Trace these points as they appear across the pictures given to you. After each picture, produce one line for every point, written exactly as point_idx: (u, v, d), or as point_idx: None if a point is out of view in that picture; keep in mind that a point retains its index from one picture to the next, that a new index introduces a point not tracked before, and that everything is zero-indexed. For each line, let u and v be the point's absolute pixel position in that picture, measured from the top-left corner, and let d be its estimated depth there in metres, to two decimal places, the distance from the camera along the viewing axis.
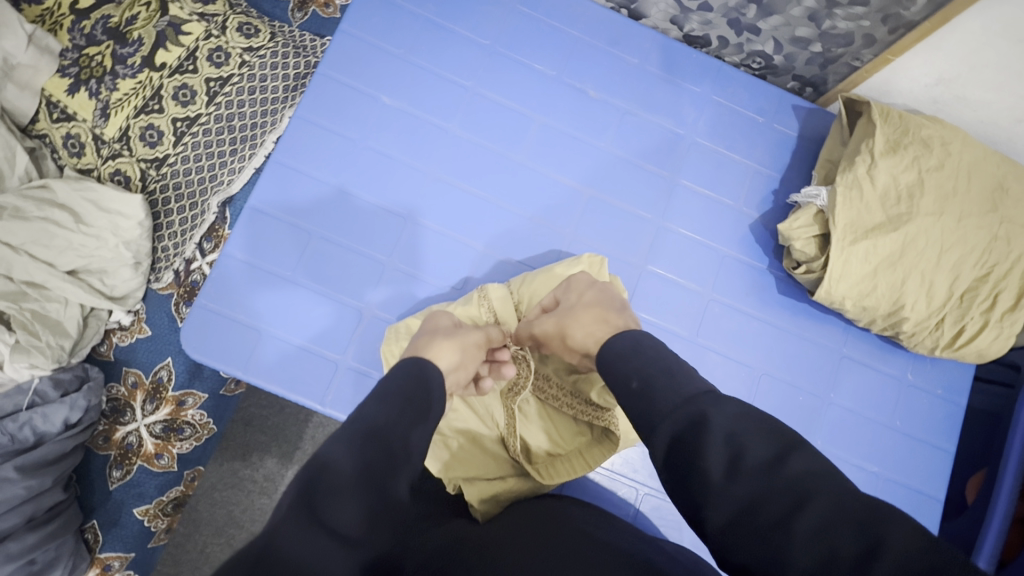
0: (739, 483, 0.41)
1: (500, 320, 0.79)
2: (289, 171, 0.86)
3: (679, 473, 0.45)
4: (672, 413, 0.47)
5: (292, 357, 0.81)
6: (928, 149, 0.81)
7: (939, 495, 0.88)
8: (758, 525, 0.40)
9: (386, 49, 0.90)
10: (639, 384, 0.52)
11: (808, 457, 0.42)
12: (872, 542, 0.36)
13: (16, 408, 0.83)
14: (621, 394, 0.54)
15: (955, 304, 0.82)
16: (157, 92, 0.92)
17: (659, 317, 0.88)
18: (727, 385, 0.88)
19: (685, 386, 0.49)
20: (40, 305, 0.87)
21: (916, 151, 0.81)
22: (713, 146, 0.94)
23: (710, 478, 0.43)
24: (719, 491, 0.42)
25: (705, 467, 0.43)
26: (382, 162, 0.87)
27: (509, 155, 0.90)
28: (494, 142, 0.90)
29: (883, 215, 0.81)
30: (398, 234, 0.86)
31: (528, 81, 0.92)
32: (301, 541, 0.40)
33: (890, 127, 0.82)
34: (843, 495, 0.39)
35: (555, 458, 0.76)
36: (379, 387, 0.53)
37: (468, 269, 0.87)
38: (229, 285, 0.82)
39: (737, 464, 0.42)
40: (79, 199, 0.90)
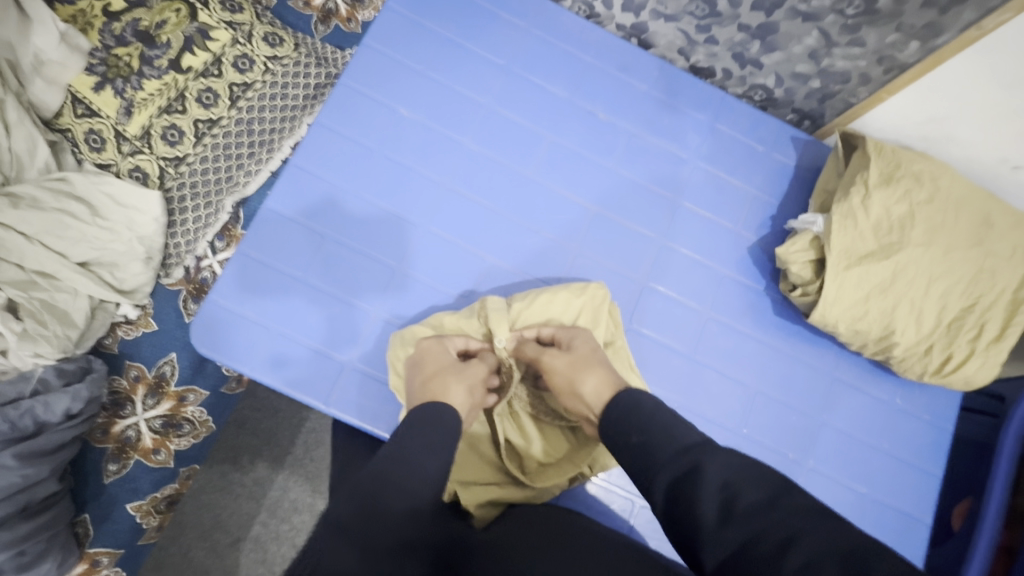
0: (731, 526, 0.43)
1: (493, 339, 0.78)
2: (304, 174, 0.88)
3: (678, 517, 0.47)
4: (672, 462, 0.51)
5: (300, 358, 0.83)
6: (919, 183, 0.85)
7: (925, 519, 0.90)
8: (752, 559, 0.41)
9: (405, 64, 0.94)
10: (639, 441, 0.56)
11: (798, 497, 0.44)
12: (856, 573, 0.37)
13: (18, 396, 0.83)
14: (624, 451, 0.57)
15: (944, 332, 0.86)
16: (181, 93, 0.95)
17: (658, 332, 0.91)
18: (723, 402, 0.90)
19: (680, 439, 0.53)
20: (49, 295, 0.88)
21: (908, 184, 0.85)
22: (715, 171, 0.98)
23: (704, 522, 0.45)
24: (712, 532, 0.44)
25: (698, 511, 0.46)
26: (396, 171, 0.90)
27: (520, 171, 0.93)
28: (506, 158, 0.93)
29: (875, 245, 0.84)
30: (407, 241, 0.89)
31: (541, 102, 0.96)
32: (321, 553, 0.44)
33: (883, 160, 0.86)
34: (829, 531, 0.41)
35: (544, 464, 0.78)
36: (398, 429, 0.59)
37: (476, 279, 0.89)
38: (241, 284, 0.84)
39: (728, 507, 0.45)
40: (97, 192, 0.92)
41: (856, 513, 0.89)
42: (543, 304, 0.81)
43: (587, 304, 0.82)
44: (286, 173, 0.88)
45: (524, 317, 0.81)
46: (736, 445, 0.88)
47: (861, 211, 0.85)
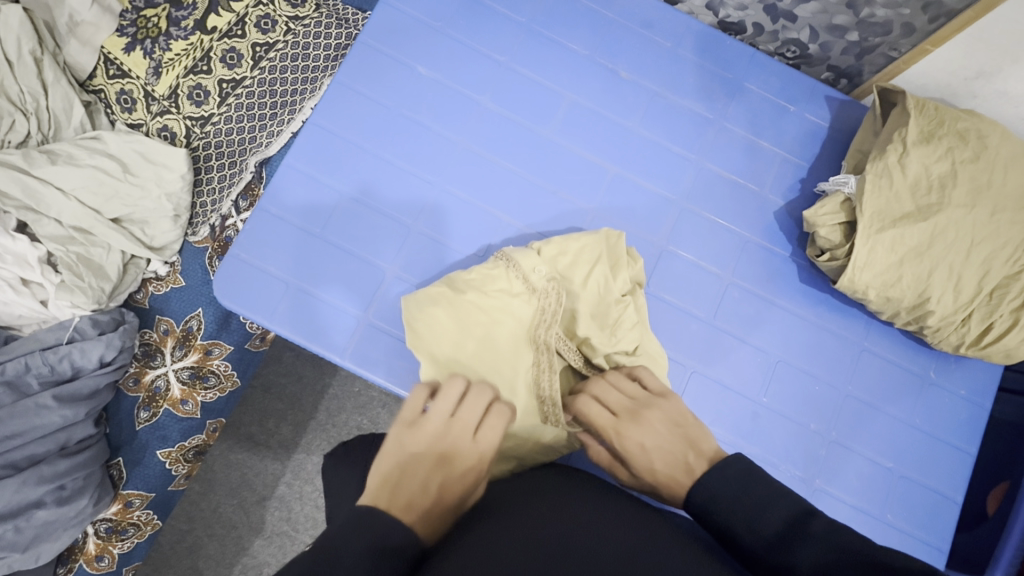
0: None
1: (519, 275, 0.77)
2: (324, 133, 0.89)
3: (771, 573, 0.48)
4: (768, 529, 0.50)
5: (316, 314, 0.84)
6: (963, 141, 0.80)
7: (956, 498, 0.86)
8: None
9: (424, 22, 0.93)
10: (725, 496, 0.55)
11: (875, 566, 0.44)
12: None
13: (58, 342, 0.90)
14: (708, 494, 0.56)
15: (984, 300, 0.81)
16: (207, 53, 0.97)
17: (676, 297, 0.89)
18: (745, 370, 0.87)
19: (763, 524, 0.51)
20: (85, 249, 0.92)
21: (951, 142, 0.80)
22: (743, 132, 0.94)
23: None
24: None
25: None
26: (413, 129, 0.90)
27: (538, 131, 0.92)
28: (525, 117, 0.92)
29: (909, 206, 0.80)
30: (423, 199, 0.89)
31: (561, 60, 0.94)
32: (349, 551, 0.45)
33: (925, 117, 0.81)
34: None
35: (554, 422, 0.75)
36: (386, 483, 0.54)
37: (492, 238, 0.88)
38: (260, 239, 0.85)
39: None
40: (128, 151, 0.95)
41: (880, 487, 0.86)
42: (563, 252, 0.78)
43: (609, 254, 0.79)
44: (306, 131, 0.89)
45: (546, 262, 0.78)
46: (754, 414, 0.86)
47: (897, 172, 0.80)
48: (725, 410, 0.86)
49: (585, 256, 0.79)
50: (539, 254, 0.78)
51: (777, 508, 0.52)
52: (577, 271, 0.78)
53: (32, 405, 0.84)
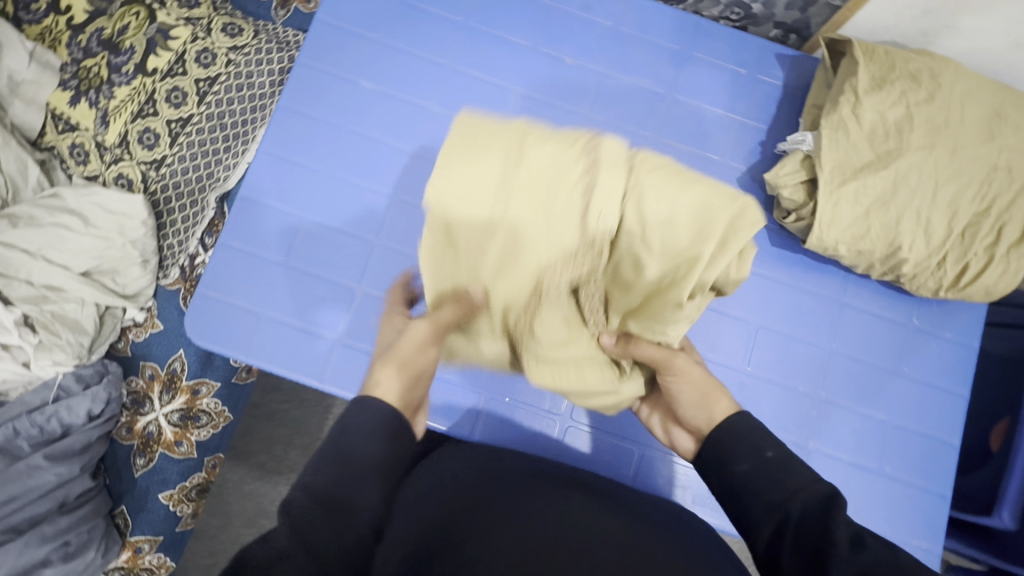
0: (861, 554, 0.48)
1: (583, 210, 0.53)
2: (277, 160, 0.88)
3: (805, 537, 0.51)
4: (804, 491, 0.54)
5: (288, 343, 0.84)
6: (916, 82, 0.78)
7: (954, 441, 0.86)
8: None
9: (362, 34, 0.92)
10: (774, 457, 0.58)
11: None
12: None
13: (44, 402, 0.91)
14: (751, 459, 0.59)
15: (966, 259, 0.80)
16: (153, 97, 0.97)
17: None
18: (724, 341, 0.87)
19: (802, 490, 0.54)
20: (58, 306, 0.92)
21: (904, 85, 0.78)
22: (695, 102, 0.93)
23: (836, 543, 0.49)
24: (844, 554, 0.48)
25: (827, 538, 0.49)
26: (365, 145, 0.89)
27: None
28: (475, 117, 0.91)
29: (866, 154, 0.78)
30: (380, 212, 0.88)
31: (503, 54, 0.93)
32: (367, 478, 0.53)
33: (875, 64, 0.80)
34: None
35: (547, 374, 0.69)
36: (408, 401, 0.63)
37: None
38: (227, 274, 0.85)
39: (857, 542, 0.49)
40: (88, 204, 0.95)
41: (876, 440, 0.85)
42: (660, 193, 0.52)
43: (712, 235, 0.52)
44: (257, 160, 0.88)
45: (631, 197, 0.53)
46: (741, 383, 0.85)
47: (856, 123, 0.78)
48: (709, 384, 0.85)
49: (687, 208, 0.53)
50: (627, 191, 0.52)
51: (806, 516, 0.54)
52: (655, 232, 0.53)
53: (24, 468, 0.84)
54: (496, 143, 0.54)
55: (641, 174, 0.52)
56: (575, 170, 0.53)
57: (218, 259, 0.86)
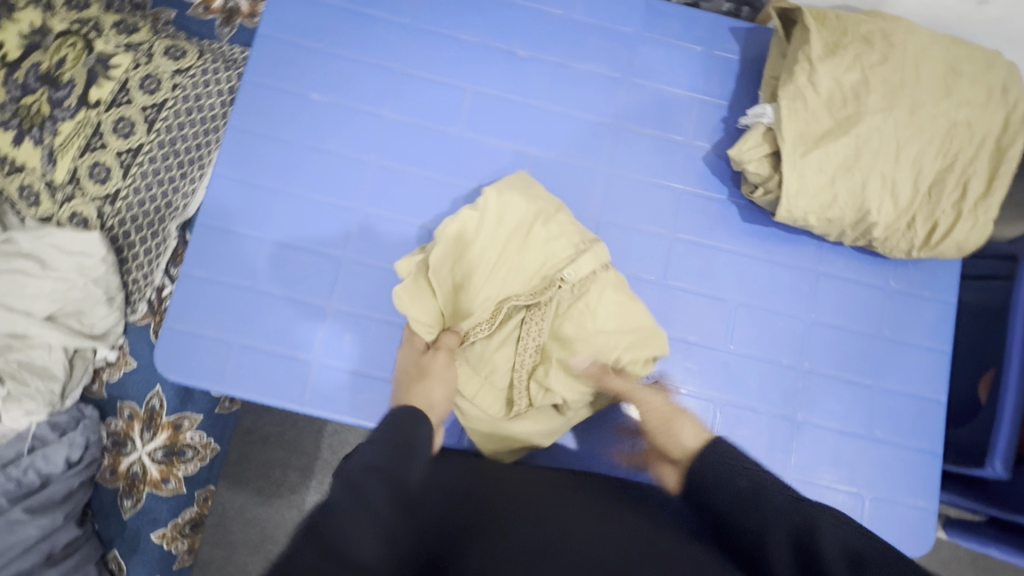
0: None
1: (565, 260, 0.76)
2: (234, 184, 0.86)
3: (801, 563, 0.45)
4: (782, 510, 0.50)
5: (265, 370, 0.82)
6: (869, 45, 0.78)
7: (941, 398, 0.86)
8: None
9: (310, 46, 0.90)
10: (746, 480, 0.55)
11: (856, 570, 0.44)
12: None
13: (19, 455, 0.88)
14: (724, 489, 0.55)
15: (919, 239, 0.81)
16: (99, 129, 0.94)
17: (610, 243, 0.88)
18: (704, 322, 0.86)
19: (782, 503, 0.51)
20: (24, 354, 0.89)
21: (857, 49, 0.78)
22: (654, 84, 0.92)
23: (837, 569, 0.43)
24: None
25: (823, 560, 0.44)
26: (322, 159, 0.87)
27: (447, 130, 0.89)
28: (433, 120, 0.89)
29: (824, 122, 0.78)
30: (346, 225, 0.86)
31: (455, 54, 0.91)
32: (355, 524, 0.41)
33: (827, 30, 0.79)
34: None
35: (480, 379, 0.77)
36: (378, 436, 0.52)
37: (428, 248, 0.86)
38: (193, 305, 0.83)
39: (860, 563, 0.43)
40: (44, 247, 0.92)
41: (863, 406, 0.85)
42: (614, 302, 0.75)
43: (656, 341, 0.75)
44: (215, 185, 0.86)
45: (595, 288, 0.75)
46: (725, 363, 0.85)
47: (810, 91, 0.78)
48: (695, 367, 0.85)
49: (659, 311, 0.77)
50: (591, 285, 0.75)
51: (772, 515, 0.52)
52: (608, 313, 0.75)
53: (4, 523, 0.82)
54: (539, 200, 0.79)
55: (605, 280, 0.75)
56: (567, 252, 0.76)
57: (182, 291, 0.83)
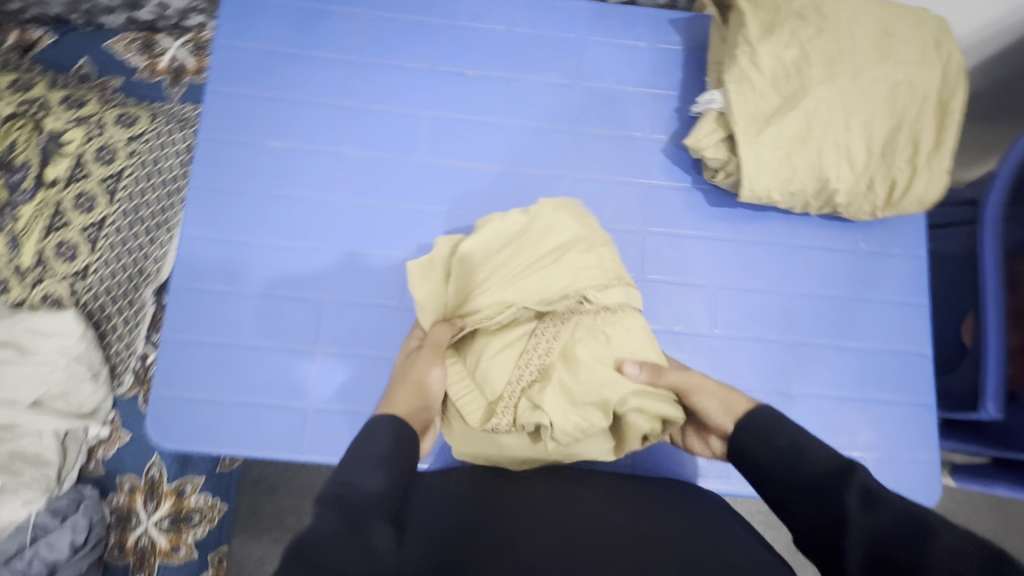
0: (875, 515, 0.48)
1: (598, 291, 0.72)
2: (204, 242, 0.86)
3: (819, 511, 0.51)
4: (825, 461, 0.54)
5: (262, 424, 0.82)
6: (803, 20, 0.81)
7: (927, 350, 0.88)
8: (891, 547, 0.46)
9: (259, 94, 0.90)
10: (786, 442, 0.57)
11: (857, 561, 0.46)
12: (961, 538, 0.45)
13: (21, 547, 0.84)
14: (767, 449, 0.58)
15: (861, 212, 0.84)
16: (60, 207, 0.93)
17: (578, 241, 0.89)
18: (688, 310, 0.87)
19: (811, 451, 0.55)
20: (15, 443, 0.87)
21: (793, 25, 0.80)
22: (604, 84, 0.93)
23: (850, 513, 0.48)
24: (857, 523, 0.48)
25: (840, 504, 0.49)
26: (289, 205, 0.87)
27: (408, 159, 0.90)
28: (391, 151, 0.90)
29: (772, 100, 0.80)
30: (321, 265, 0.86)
31: (405, 83, 0.92)
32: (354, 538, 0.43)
33: (761, 11, 0.81)
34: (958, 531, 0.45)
35: (470, 385, 0.71)
36: (360, 441, 0.55)
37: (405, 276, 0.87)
38: (179, 369, 0.83)
39: (869, 501, 0.49)
40: (19, 332, 0.90)
41: (854, 369, 0.86)
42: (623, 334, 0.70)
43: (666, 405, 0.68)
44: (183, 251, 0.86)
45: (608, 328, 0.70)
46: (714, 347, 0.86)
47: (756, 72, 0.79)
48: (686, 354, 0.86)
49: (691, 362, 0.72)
50: (619, 314, 0.72)
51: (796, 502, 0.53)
52: (622, 345, 0.70)
53: None
54: (585, 228, 0.77)
55: (628, 319, 0.72)
56: (598, 280, 0.73)
57: (166, 358, 0.83)
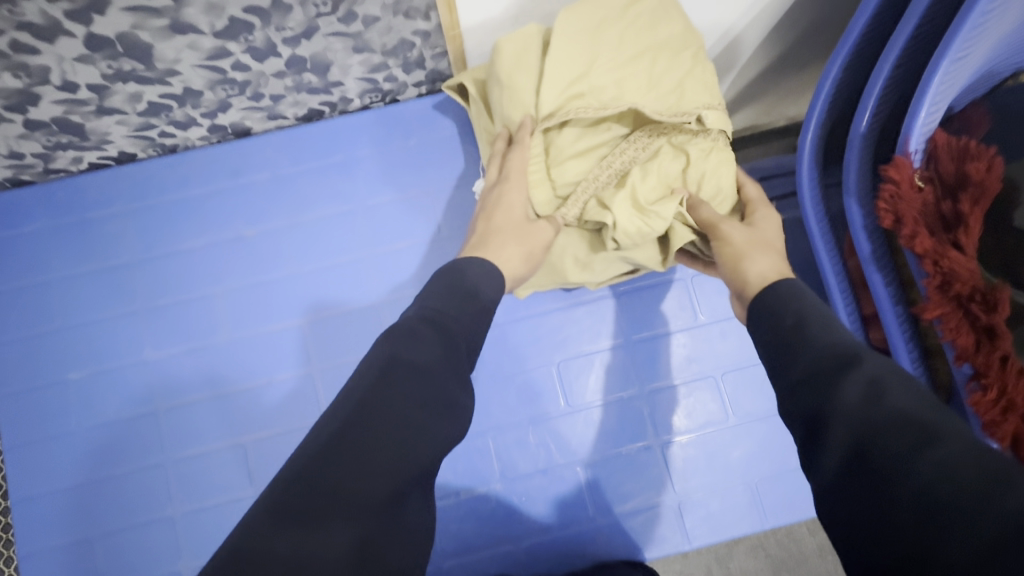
0: (877, 409, 0.36)
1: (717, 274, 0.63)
2: (214, 283, 0.81)
3: (804, 363, 0.42)
4: (814, 345, 0.42)
5: (153, 513, 0.75)
6: (905, 74, 0.67)
7: None
8: (937, 489, 0.31)
9: (255, 131, 0.85)
10: (792, 321, 0.45)
11: (925, 477, 0.32)
12: (960, 449, 0.32)
13: None
14: (762, 337, 0.47)
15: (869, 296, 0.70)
16: (21, 217, 0.82)
17: (562, 307, 0.83)
18: (740, 387, 0.80)
19: (835, 333, 0.42)
20: None
21: (893, 80, 0.67)
22: None
23: (844, 399, 0.37)
24: (861, 419, 0.36)
25: (835, 390, 0.38)
26: (305, 247, 0.81)
27: (435, 203, 0.82)
28: (382, 194, 0.83)
29: (899, 69, 0.65)
30: (216, 336, 0.79)
31: (437, 120, 0.84)
32: (391, 396, 0.44)
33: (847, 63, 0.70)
34: (977, 454, 0.32)
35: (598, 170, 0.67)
36: (453, 286, 0.56)
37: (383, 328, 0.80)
38: (180, 421, 0.78)
39: (875, 395, 0.36)
40: None
41: None
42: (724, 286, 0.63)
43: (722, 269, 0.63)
44: (150, 285, 0.81)
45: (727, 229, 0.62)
46: (765, 429, 0.79)
47: (948, 58, 0.58)
48: (687, 425, 0.80)
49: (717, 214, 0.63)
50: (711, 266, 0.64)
51: (870, 353, 0.40)
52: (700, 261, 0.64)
53: None
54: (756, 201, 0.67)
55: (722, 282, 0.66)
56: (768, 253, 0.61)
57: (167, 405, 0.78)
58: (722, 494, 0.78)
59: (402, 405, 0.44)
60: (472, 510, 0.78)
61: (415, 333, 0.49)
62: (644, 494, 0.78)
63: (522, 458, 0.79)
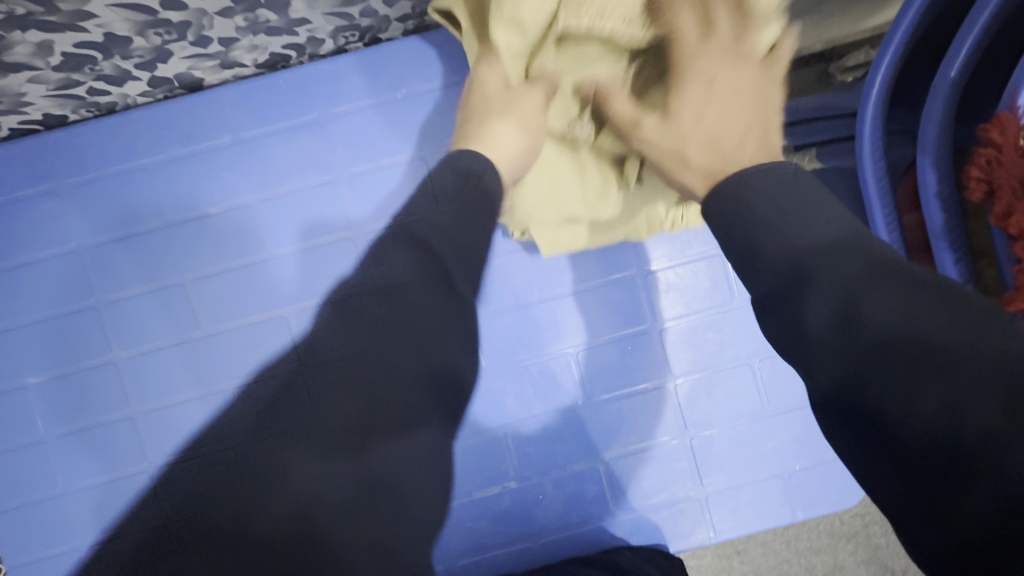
0: (866, 340, 0.35)
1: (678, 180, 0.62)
2: (180, 270, 0.70)
3: (771, 277, 0.40)
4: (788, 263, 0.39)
5: (144, 521, 0.70)
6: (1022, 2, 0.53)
7: None
8: (933, 414, 0.32)
9: (209, 83, 0.70)
10: (745, 245, 0.43)
11: (927, 403, 0.33)
12: (954, 368, 0.33)
13: None
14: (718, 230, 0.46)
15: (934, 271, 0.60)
16: None
17: (575, 292, 0.73)
18: (777, 373, 0.73)
19: (806, 240, 0.39)
20: None
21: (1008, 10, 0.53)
22: None
23: (820, 326, 0.37)
24: (852, 346, 0.35)
25: (815, 319, 0.37)
26: (283, 225, 0.70)
27: (431, 170, 0.69)
28: (368, 159, 0.69)
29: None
30: (188, 331, 0.70)
31: (430, 67, 0.69)
32: (383, 334, 0.46)
33: None
34: (985, 367, 0.32)
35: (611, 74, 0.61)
36: (457, 203, 0.58)
37: None
38: (158, 425, 0.70)
39: (858, 322, 0.35)
40: None
41: None
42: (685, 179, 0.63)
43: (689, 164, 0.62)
44: (105, 274, 0.70)
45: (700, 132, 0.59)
46: (804, 419, 0.73)
47: None
48: (715, 415, 0.73)
49: (736, 111, 0.59)
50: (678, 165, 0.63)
51: (841, 265, 0.37)
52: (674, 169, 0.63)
53: None
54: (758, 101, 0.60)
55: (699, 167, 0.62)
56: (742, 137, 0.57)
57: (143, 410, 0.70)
58: (754, 486, 0.73)
59: (399, 345, 0.45)
60: (488, 509, 0.73)
61: (405, 284, 0.51)
62: (669, 488, 0.73)
63: (539, 451, 0.73)
